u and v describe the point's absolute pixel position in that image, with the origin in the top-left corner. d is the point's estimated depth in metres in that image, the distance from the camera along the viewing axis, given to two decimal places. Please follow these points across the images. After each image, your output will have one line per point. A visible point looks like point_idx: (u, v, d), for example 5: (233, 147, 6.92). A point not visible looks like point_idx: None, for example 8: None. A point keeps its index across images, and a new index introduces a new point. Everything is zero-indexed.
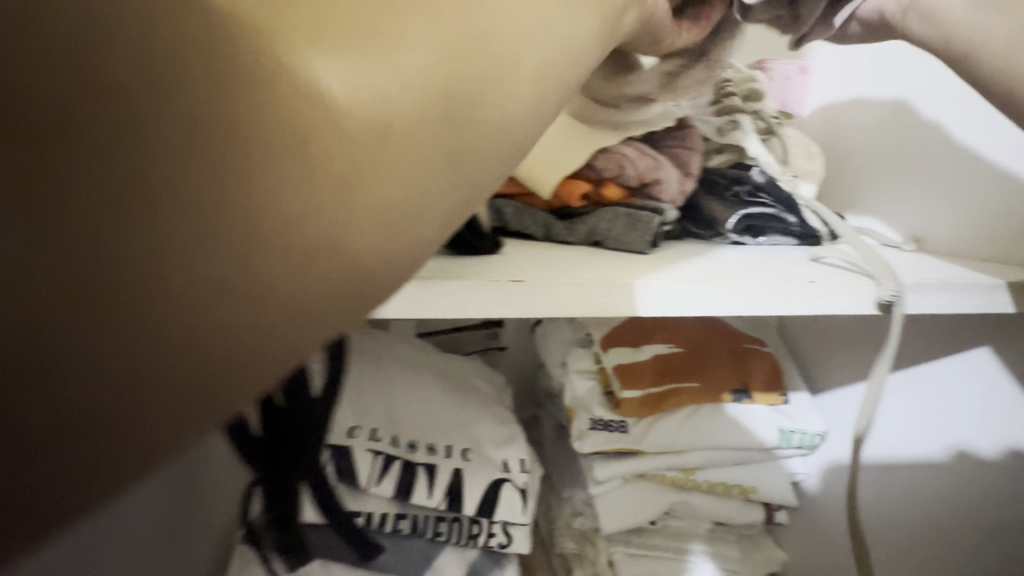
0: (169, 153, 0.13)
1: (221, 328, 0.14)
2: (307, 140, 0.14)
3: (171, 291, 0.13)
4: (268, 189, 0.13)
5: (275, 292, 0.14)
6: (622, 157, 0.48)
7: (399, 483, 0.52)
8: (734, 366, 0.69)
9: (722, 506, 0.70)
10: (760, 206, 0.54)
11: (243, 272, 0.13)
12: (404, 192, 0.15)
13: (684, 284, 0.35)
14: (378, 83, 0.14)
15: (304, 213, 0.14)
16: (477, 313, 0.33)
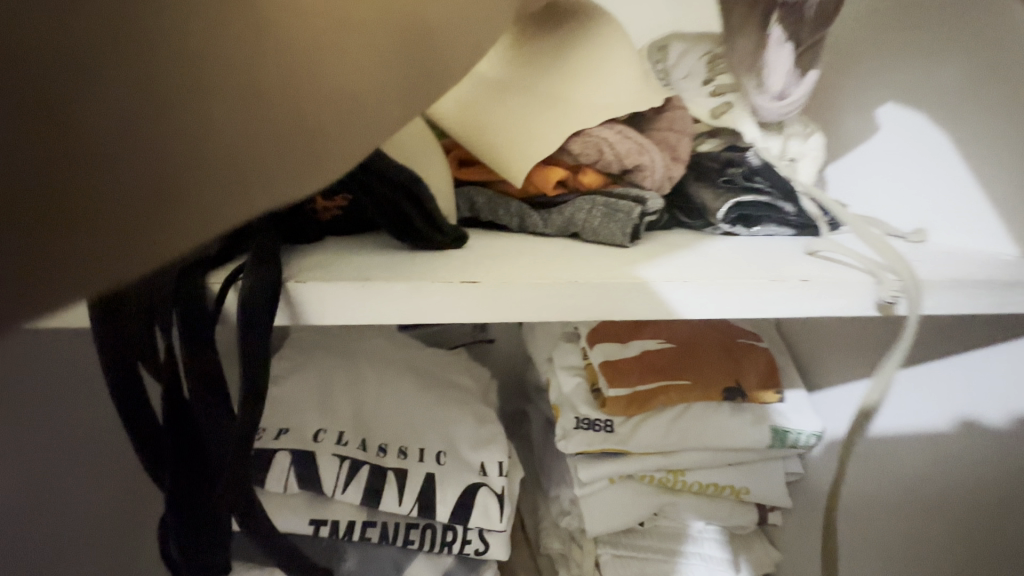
0: (137, 63, 0.16)
1: (176, 184, 0.16)
2: (243, 38, 0.17)
3: (134, 158, 0.16)
4: (223, 90, 0.17)
5: (233, 165, 0.17)
6: (600, 140, 0.45)
7: (367, 490, 0.49)
8: (727, 363, 0.65)
9: (715, 507, 0.67)
10: (754, 192, 0.49)
11: (198, 151, 0.17)
12: (353, 88, 0.18)
13: (663, 283, 0.31)
14: (346, 31, 0.18)
15: (255, 108, 0.17)
16: (426, 318, 0.29)
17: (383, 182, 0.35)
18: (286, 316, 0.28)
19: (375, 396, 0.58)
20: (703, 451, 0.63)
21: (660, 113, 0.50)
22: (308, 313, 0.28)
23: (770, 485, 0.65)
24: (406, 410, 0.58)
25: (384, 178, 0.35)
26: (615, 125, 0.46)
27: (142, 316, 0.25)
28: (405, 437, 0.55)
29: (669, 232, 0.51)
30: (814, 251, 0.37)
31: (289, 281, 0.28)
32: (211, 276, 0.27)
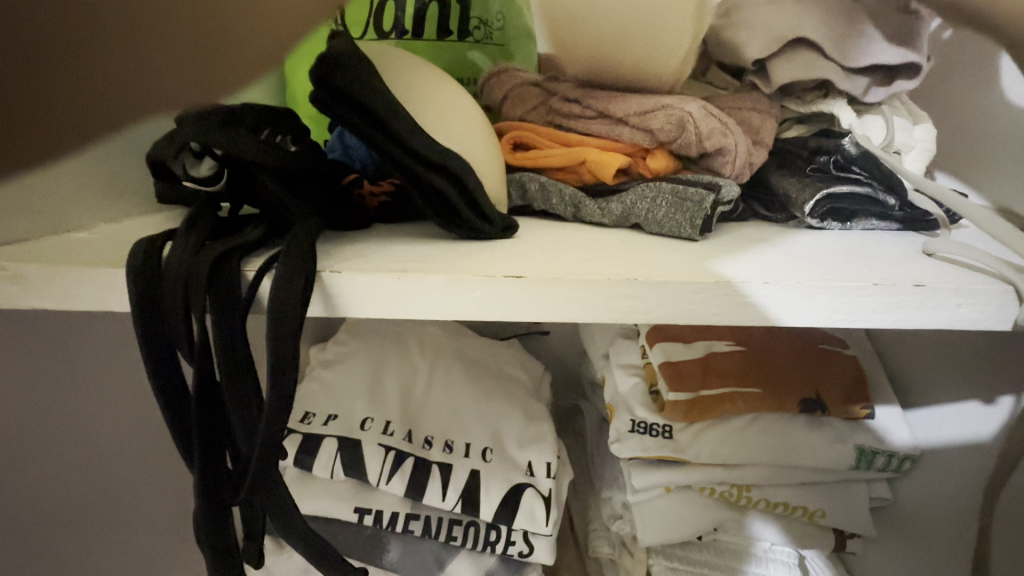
0: None
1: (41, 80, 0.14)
2: None
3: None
4: None
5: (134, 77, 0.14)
6: (685, 115, 0.40)
7: (411, 481, 0.49)
8: (806, 371, 0.59)
9: (783, 527, 0.61)
10: (850, 182, 0.42)
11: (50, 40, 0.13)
12: None
13: (737, 283, 0.27)
14: None
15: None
16: (465, 315, 0.27)
17: (425, 165, 0.33)
18: (320, 307, 0.27)
19: (423, 386, 0.57)
20: (774, 467, 0.57)
21: (737, 95, 0.46)
22: (342, 304, 0.27)
23: (850, 509, 0.58)
24: (453, 402, 0.56)
25: (427, 161, 0.33)
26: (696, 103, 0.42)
27: (176, 299, 0.25)
28: (451, 429, 0.54)
29: (743, 224, 0.45)
30: (931, 252, 0.31)
31: (322, 271, 0.26)
32: (246, 263, 0.27)
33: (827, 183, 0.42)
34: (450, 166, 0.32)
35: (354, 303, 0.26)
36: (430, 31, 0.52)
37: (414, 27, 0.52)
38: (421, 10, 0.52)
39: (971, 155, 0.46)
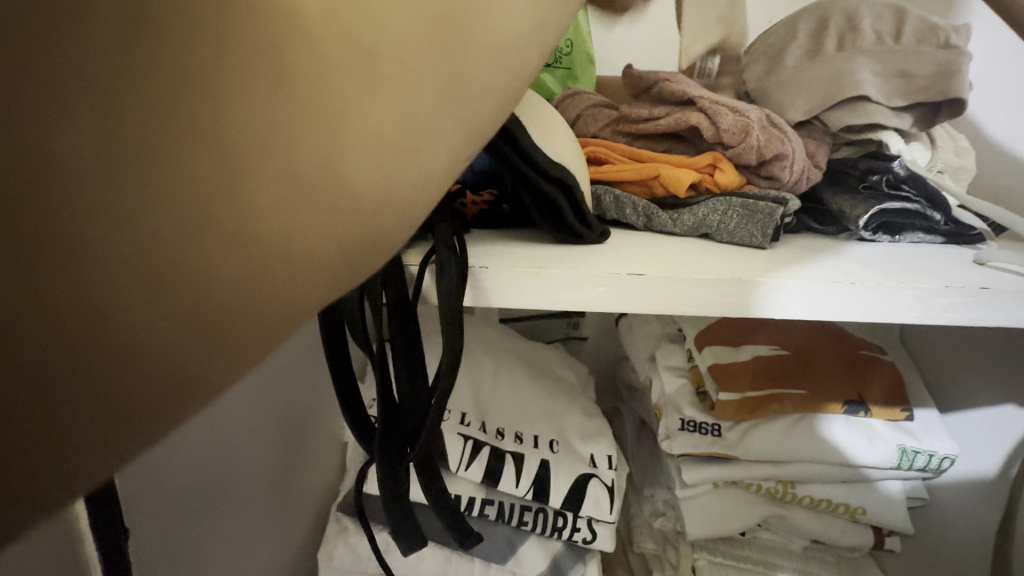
0: (199, 208, 0.14)
1: (212, 282, 0.15)
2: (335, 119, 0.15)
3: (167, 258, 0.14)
4: (266, 186, 0.15)
5: (305, 248, 0.16)
6: (749, 122, 0.45)
7: (487, 469, 0.52)
8: (848, 374, 0.62)
9: (824, 524, 0.64)
10: (901, 199, 0.47)
11: (240, 227, 0.15)
12: (394, 151, 0.16)
13: (825, 284, 0.31)
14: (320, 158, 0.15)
15: (293, 210, 0.15)
16: (591, 307, 0.31)
17: (541, 175, 0.37)
18: (467, 298, 0.31)
19: (489, 381, 0.61)
20: (819, 465, 0.61)
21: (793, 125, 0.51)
22: (485, 295, 0.31)
23: (888, 506, 0.62)
24: (517, 397, 0.60)
25: (543, 172, 0.37)
26: (758, 114, 0.47)
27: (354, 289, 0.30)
28: (518, 423, 0.57)
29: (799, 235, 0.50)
30: (983, 261, 0.36)
31: (474, 266, 0.31)
32: (407, 259, 0.31)
33: (880, 200, 0.46)
34: (559, 178, 0.37)
35: (499, 293, 0.31)
36: None
37: None
38: None
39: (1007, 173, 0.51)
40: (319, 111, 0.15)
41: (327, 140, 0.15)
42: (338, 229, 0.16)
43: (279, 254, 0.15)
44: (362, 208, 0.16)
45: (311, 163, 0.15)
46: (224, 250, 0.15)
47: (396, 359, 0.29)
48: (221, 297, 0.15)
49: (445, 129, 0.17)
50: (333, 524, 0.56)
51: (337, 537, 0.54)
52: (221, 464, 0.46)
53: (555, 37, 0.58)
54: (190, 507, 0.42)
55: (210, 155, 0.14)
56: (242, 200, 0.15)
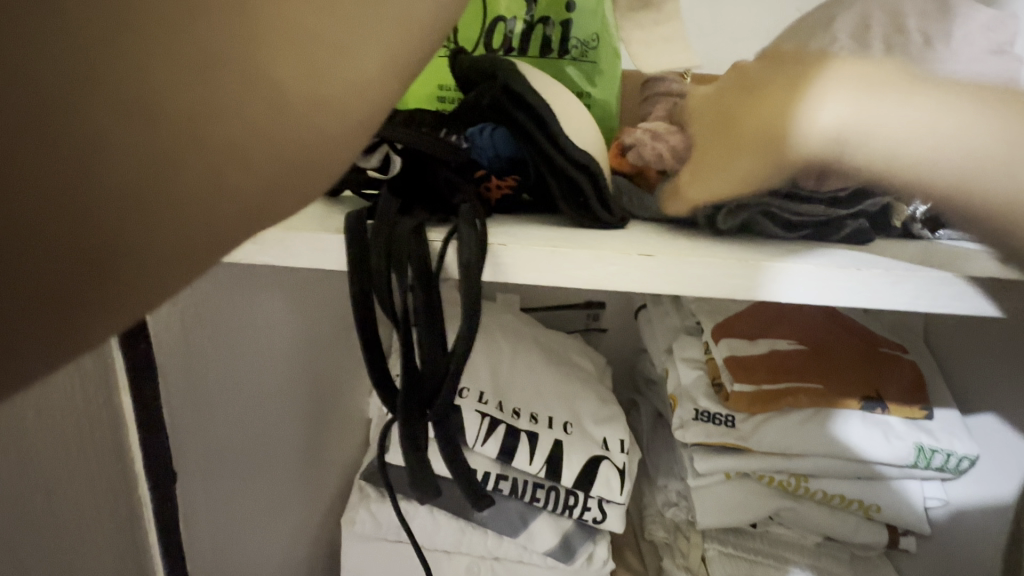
0: (132, 112, 0.16)
1: (170, 190, 0.16)
2: (264, 40, 0.17)
3: (101, 154, 0.16)
4: (198, 96, 0.16)
5: (240, 154, 0.17)
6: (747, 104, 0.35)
7: (502, 446, 0.55)
8: (867, 371, 0.62)
9: (837, 520, 0.64)
10: None
11: (181, 136, 0.16)
12: (313, 78, 0.18)
13: (832, 271, 0.32)
14: (257, 73, 0.17)
15: (222, 110, 0.17)
16: (602, 285, 0.33)
17: (558, 167, 0.39)
18: (486, 274, 0.33)
19: (508, 364, 0.63)
20: (832, 459, 0.61)
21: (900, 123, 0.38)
22: (503, 270, 0.33)
23: (904, 505, 0.62)
24: (535, 380, 0.62)
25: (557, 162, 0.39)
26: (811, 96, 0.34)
27: (383, 261, 0.32)
28: (534, 404, 0.59)
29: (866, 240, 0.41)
30: None
31: (493, 244, 0.33)
32: (431, 236, 0.33)
33: None
34: (579, 166, 0.38)
35: (516, 270, 0.33)
36: (534, 49, 0.59)
37: (521, 46, 0.59)
38: (528, 31, 0.59)
39: None
40: (250, 32, 0.17)
41: (265, 65, 0.17)
42: (272, 135, 0.17)
43: (217, 160, 0.17)
44: (300, 120, 0.18)
45: (243, 73, 0.17)
46: (167, 158, 0.16)
47: (417, 328, 0.32)
48: (145, 195, 0.16)
49: (373, 48, 0.19)
50: (355, 493, 0.59)
51: (358, 504, 0.57)
52: (247, 429, 0.50)
53: (582, 30, 0.59)
54: (215, 458, 0.47)
55: (142, 65, 0.16)
56: (169, 121, 0.16)
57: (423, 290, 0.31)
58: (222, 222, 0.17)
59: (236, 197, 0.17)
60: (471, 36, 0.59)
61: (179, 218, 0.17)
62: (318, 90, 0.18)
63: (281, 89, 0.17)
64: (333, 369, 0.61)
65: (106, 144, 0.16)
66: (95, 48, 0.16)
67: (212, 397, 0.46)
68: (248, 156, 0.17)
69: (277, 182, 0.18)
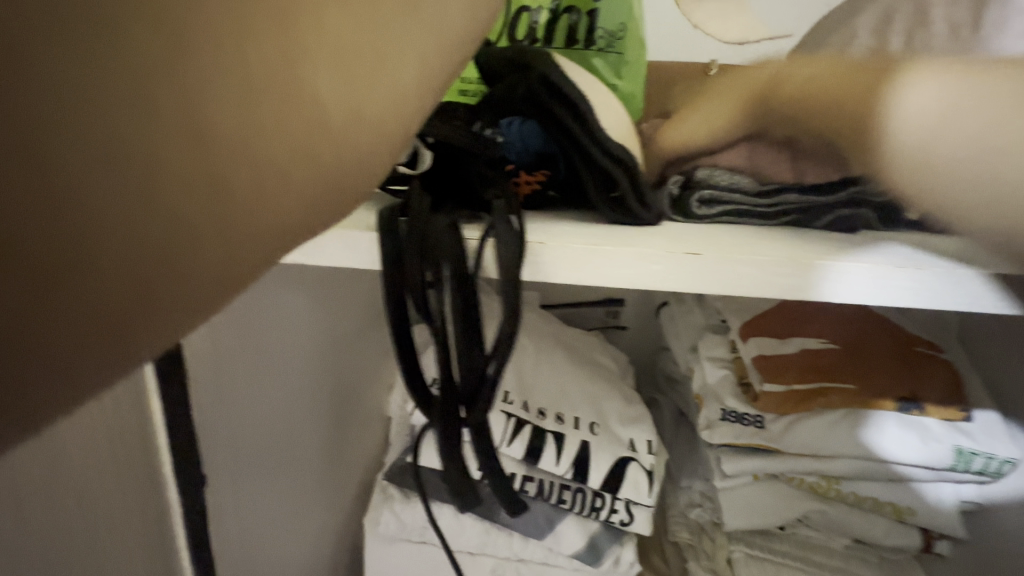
0: (143, 142, 0.13)
1: (193, 233, 0.14)
2: (301, 43, 0.14)
3: (108, 197, 0.13)
4: (223, 118, 0.14)
5: (272, 187, 0.14)
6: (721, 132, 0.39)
7: (529, 447, 0.54)
8: (902, 371, 0.60)
9: (869, 523, 0.63)
10: None
11: (205, 167, 0.13)
12: (360, 89, 0.15)
13: (889, 270, 0.31)
14: (292, 85, 0.14)
15: (252, 136, 0.14)
16: (644, 285, 0.32)
17: (586, 165, 0.38)
18: (524, 273, 0.32)
19: (531, 363, 0.62)
20: (866, 462, 0.59)
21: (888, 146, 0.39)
22: (543, 270, 0.32)
23: (940, 508, 0.60)
24: (559, 380, 0.61)
25: (586, 159, 0.38)
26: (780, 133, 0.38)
27: (418, 261, 0.31)
28: (559, 404, 0.58)
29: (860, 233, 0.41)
30: None
31: (531, 242, 0.32)
32: (467, 234, 0.32)
33: None
34: (613, 165, 0.37)
35: (555, 269, 0.32)
36: (558, 40, 0.58)
37: (545, 37, 0.58)
38: (552, 21, 0.57)
39: None
40: (282, 33, 0.14)
41: (301, 73, 0.14)
42: (302, 159, 0.14)
43: (248, 194, 0.14)
44: (341, 140, 0.15)
45: (271, 85, 0.14)
46: (187, 195, 0.13)
47: (455, 330, 0.31)
48: (164, 242, 0.13)
49: (418, 56, 0.16)
50: (378, 492, 0.58)
51: (382, 505, 0.57)
52: (271, 429, 0.50)
53: (608, 21, 0.57)
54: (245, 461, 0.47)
55: (151, 77, 0.13)
56: (188, 150, 0.13)
57: (461, 291, 0.30)
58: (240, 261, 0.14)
59: (256, 231, 0.14)
60: (495, 27, 0.58)
61: (204, 264, 0.14)
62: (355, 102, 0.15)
63: (319, 103, 0.14)
64: (351, 369, 0.61)
65: (114, 180, 0.13)
66: (98, 62, 0.13)
67: (240, 399, 0.45)
68: (283, 186, 0.14)
69: (315, 213, 0.15)
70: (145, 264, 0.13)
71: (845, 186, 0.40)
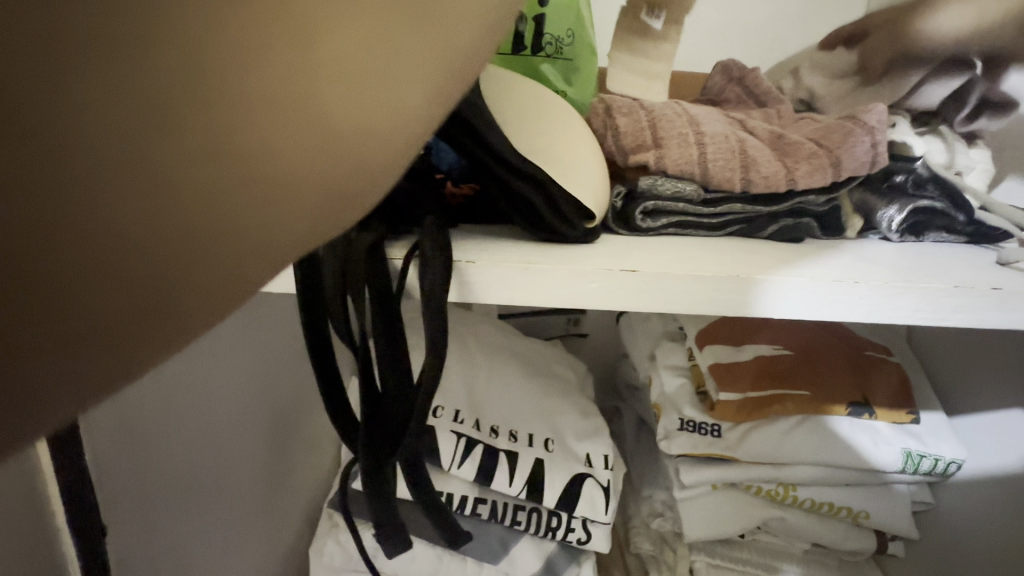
0: (174, 154, 0.14)
1: (222, 236, 0.15)
2: (316, 50, 0.15)
3: (133, 207, 0.14)
4: (244, 126, 0.15)
5: (286, 187, 0.15)
6: (657, 132, 0.39)
7: (480, 467, 0.52)
8: (853, 377, 0.61)
9: (826, 528, 0.63)
10: (931, 196, 0.44)
11: (229, 171, 0.15)
12: (374, 92, 0.16)
13: (826, 283, 0.30)
14: (316, 94, 0.15)
15: (271, 144, 0.15)
16: (580, 304, 0.30)
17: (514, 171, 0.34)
18: (453, 295, 0.30)
19: (485, 379, 0.59)
20: (820, 468, 0.59)
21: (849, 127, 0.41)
22: (473, 291, 0.30)
23: (892, 510, 0.61)
24: (513, 396, 0.59)
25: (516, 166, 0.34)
26: (726, 133, 0.40)
27: (337, 285, 0.29)
28: (513, 421, 0.56)
29: (801, 242, 0.42)
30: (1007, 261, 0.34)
31: (459, 262, 0.30)
32: (391, 253, 0.30)
33: (913, 197, 0.44)
34: (545, 175, 0.34)
35: (486, 288, 0.30)
36: (505, 43, 0.56)
37: None
38: None
39: None
40: (297, 35, 0.15)
41: (319, 81, 0.15)
42: (319, 156, 0.15)
43: (267, 196, 0.15)
44: (354, 143, 0.16)
45: (282, 82, 0.15)
46: (211, 205, 0.14)
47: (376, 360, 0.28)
48: (185, 249, 0.14)
49: (424, 38, 0.16)
50: (323, 520, 0.55)
51: (325, 534, 0.53)
52: None
53: (556, 25, 0.56)
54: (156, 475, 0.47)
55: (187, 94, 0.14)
56: (221, 158, 0.14)
57: (383, 316, 0.28)
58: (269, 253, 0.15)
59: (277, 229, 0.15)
60: None
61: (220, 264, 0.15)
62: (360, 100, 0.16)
63: (330, 110, 0.15)
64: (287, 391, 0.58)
65: (137, 188, 0.14)
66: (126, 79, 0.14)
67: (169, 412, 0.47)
68: (294, 191, 0.15)
69: (328, 212, 0.16)
70: (182, 263, 0.14)
71: (789, 196, 0.40)
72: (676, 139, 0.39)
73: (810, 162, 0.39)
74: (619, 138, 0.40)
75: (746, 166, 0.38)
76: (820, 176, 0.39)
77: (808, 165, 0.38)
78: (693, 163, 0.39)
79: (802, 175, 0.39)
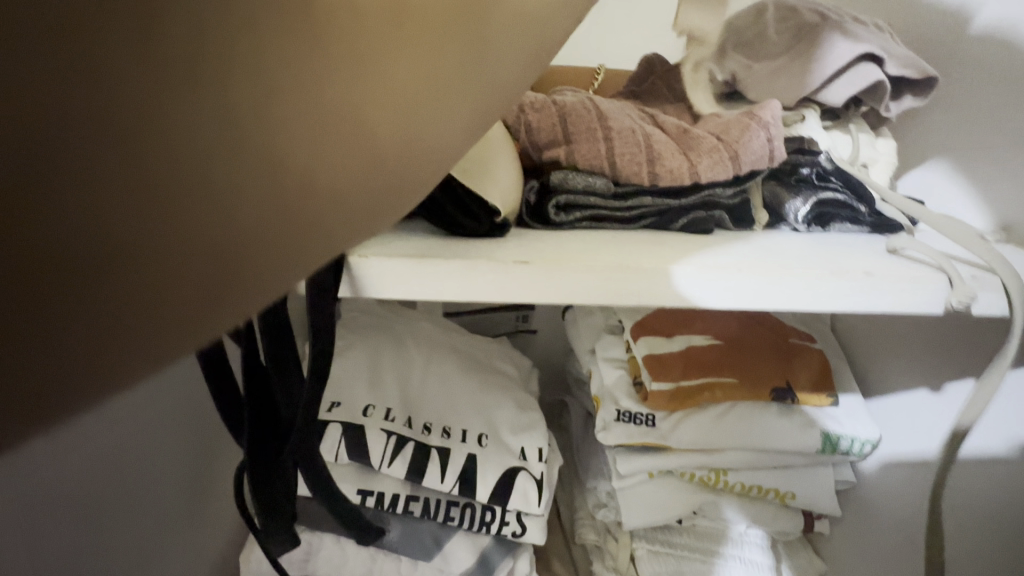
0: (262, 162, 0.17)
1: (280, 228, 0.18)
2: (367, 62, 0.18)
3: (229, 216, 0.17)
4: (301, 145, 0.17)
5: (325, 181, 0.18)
6: (565, 129, 0.40)
7: (411, 465, 0.52)
8: (778, 363, 0.63)
9: (756, 510, 0.66)
10: (832, 190, 0.45)
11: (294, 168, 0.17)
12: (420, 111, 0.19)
13: (714, 271, 0.31)
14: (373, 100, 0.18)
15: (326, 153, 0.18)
16: (477, 296, 0.30)
17: None
18: (344, 289, 0.30)
19: (422, 376, 0.59)
20: (747, 452, 0.62)
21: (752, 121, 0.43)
22: (368, 286, 0.30)
23: (818, 490, 0.64)
24: (449, 392, 0.59)
25: None
26: (634, 127, 0.41)
27: None
28: (448, 417, 0.57)
29: (711, 234, 0.42)
30: (895, 248, 0.36)
31: (350, 256, 0.29)
32: None
33: (817, 190, 0.45)
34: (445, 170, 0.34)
35: (381, 282, 0.30)
36: None
37: None
38: None
39: (944, 160, 0.52)
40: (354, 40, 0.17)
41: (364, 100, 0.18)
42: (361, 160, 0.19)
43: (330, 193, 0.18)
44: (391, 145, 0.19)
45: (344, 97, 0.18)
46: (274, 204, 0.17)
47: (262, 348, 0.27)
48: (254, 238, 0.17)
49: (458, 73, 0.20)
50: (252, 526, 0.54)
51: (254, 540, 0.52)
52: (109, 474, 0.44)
53: None
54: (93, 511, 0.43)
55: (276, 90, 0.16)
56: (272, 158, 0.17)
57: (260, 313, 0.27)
58: (328, 249, 0.19)
59: (328, 216, 0.19)
60: None
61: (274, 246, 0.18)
62: (397, 109, 0.19)
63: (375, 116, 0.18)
64: (194, 394, 0.55)
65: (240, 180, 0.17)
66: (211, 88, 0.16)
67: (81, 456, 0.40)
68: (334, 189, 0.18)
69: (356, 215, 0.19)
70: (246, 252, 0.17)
71: (697, 189, 0.41)
72: (583, 136, 0.40)
73: (712, 156, 0.40)
74: (532, 134, 0.41)
75: (653, 161, 0.40)
76: (724, 168, 0.40)
77: (710, 159, 0.40)
78: (600, 157, 0.39)
79: (706, 169, 0.40)
